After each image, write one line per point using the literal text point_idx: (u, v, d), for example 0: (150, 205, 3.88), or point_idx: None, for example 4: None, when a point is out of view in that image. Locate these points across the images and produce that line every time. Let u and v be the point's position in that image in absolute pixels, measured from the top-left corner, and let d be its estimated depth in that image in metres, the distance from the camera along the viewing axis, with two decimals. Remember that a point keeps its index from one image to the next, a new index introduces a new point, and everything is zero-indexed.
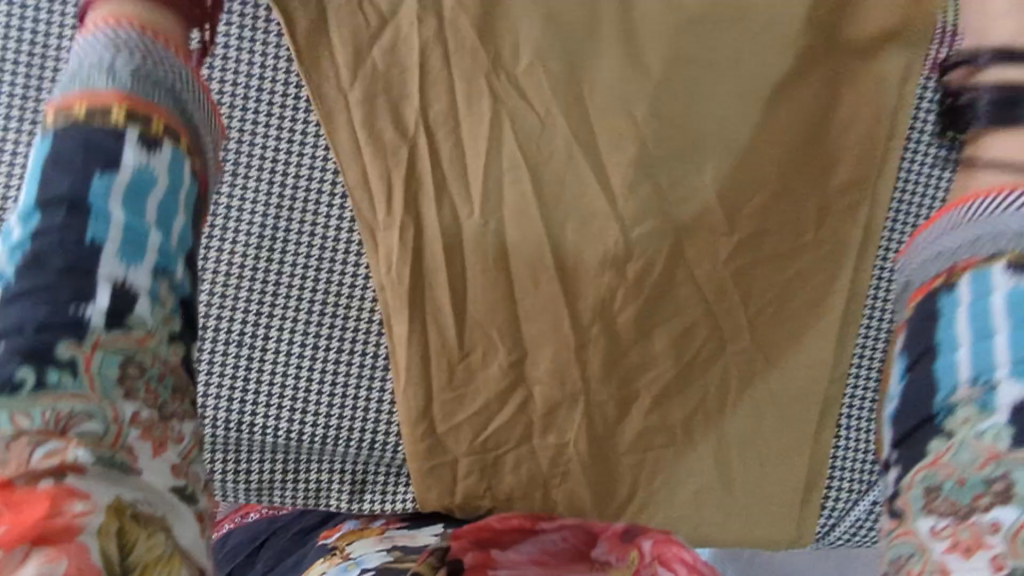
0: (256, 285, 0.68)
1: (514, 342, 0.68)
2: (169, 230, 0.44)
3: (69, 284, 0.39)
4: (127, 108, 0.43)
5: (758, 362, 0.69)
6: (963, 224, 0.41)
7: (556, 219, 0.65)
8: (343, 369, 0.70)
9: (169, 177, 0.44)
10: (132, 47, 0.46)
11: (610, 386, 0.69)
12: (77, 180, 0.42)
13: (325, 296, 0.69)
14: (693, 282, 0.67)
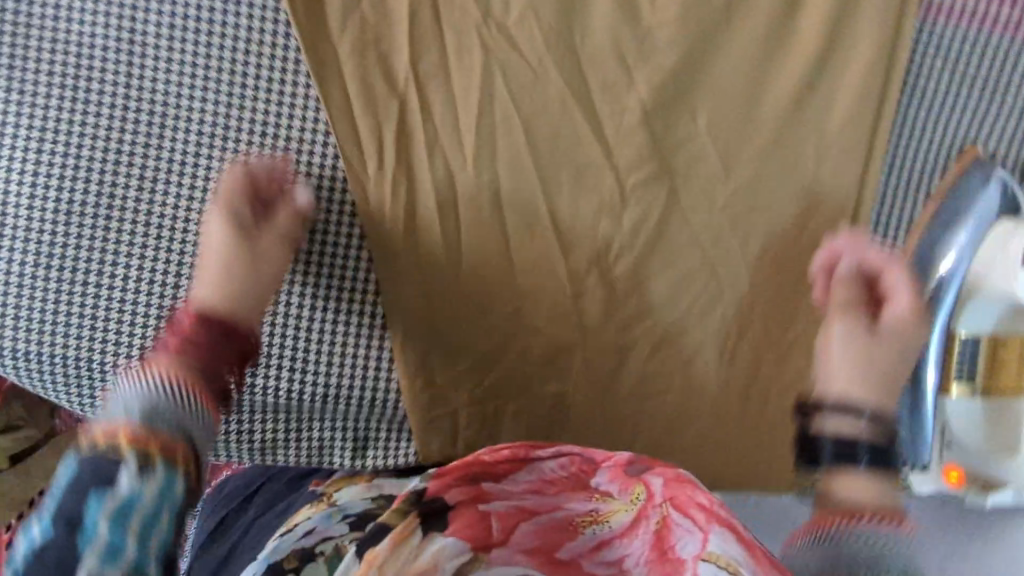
0: None
1: (511, 293, 0.68)
2: (153, 539, 0.44)
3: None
4: (128, 443, 0.45)
5: (755, 307, 0.68)
6: (826, 544, 0.52)
7: (551, 170, 0.65)
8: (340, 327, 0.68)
9: (157, 499, 0.45)
10: (156, 389, 0.48)
11: (608, 331, 0.69)
12: (77, 501, 0.44)
13: (320, 253, 0.66)
14: (689, 229, 0.66)
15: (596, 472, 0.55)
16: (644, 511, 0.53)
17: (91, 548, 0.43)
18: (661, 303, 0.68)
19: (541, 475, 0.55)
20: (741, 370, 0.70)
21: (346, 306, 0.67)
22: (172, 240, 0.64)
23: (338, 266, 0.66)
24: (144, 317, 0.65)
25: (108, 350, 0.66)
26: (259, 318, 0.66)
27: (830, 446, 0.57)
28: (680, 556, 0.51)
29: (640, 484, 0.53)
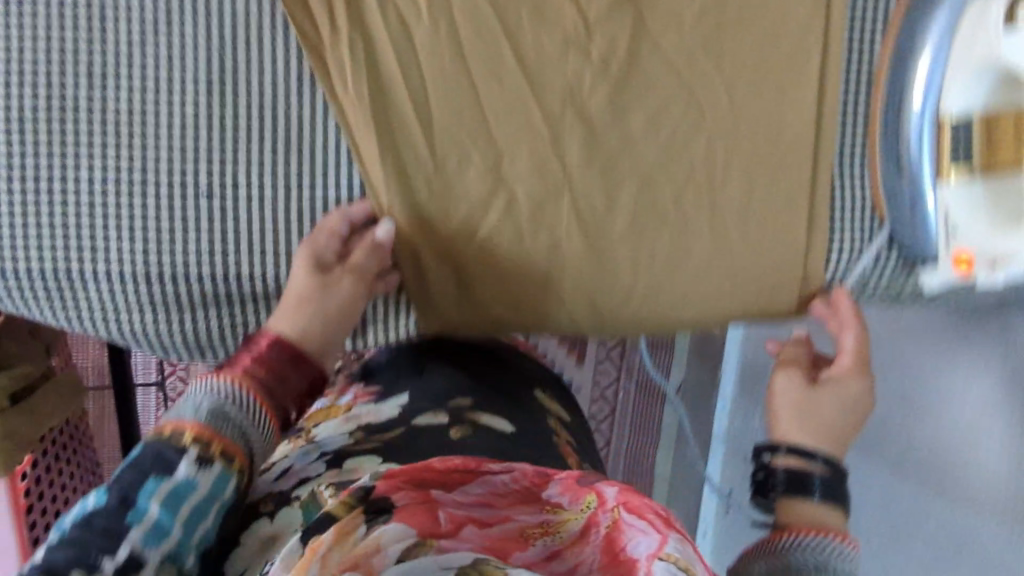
0: (213, 127, 0.65)
1: (487, 145, 0.66)
2: (198, 531, 0.45)
3: (97, 537, 0.42)
4: (195, 434, 0.47)
5: (741, 129, 0.67)
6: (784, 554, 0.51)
7: (511, 12, 0.64)
8: (316, 201, 0.66)
9: (211, 490, 0.46)
10: (223, 393, 0.50)
11: (593, 173, 0.67)
12: (136, 476, 0.45)
13: (284, 121, 0.65)
14: (660, 53, 0.65)
15: (547, 483, 0.42)
16: (596, 520, 0.40)
17: (140, 521, 0.43)
18: (643, 135, 0.66)
19: (492, 491, 0.41)
20: (735, 195, 0.68)
21: (320, 177, 0.66)
22: (131, 125, 0.64)
23: (304, 135, 0.66)
24: (118, 213, 0.64)
25: (83, 251, 0.64)
26: (230, 198, 0.65)
27: (784, 477, 0.59)
28: (632, 560, 0.38)
29: (591, 491, 0.41)
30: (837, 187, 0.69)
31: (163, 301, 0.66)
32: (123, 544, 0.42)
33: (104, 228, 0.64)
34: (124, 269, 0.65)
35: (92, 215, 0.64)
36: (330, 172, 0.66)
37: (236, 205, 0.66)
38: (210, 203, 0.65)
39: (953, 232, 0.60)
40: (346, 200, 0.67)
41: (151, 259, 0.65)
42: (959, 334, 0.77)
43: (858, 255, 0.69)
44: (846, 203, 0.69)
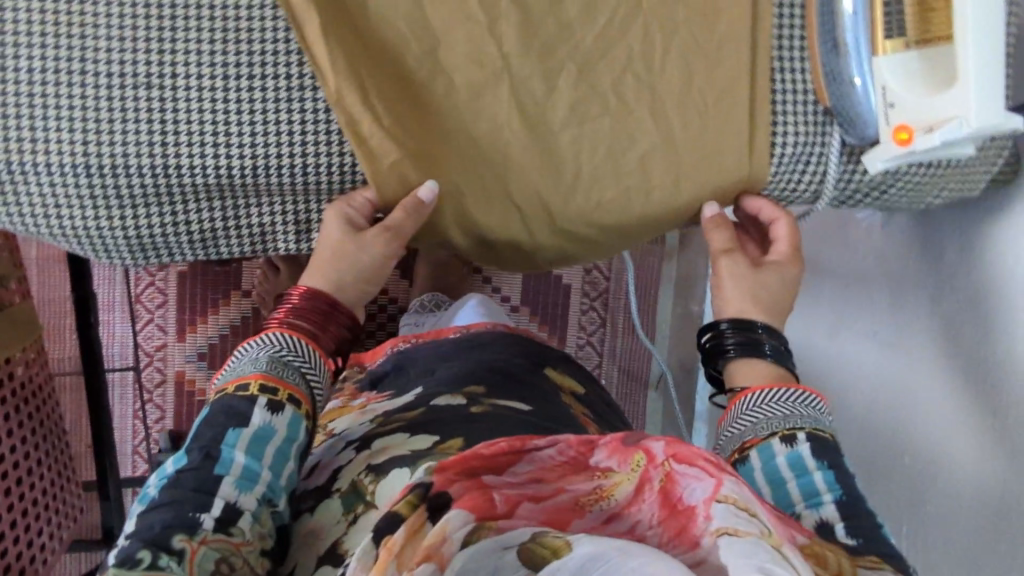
0: (152, 22, 0.64)
1: (423, 33, 0.66)
2: (279, 473, 0.57)
3: (193, 500, 0.53)
4: (260, 381, 0.60)
5: (678, 11, 0.69)
6: (756, 406, 0.62)
7: None
8: (257, 89, 0.66)
9: (283, 431, 0.59)
10: (278, 346, 0.63)
11: (530, 59, 0.67)
12: (218, 432, 0.57)
13: (220, 9, 0.65)
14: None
15: (592, 450, 0.45)
16: (648, 477, 0.44)
17: (229, 471, 0.55)
18: (581, 22, 0.68)
19: (540, 466, 0.45)
20: (674, 76, 0.69)
21: (259, 64, 0.66)
22: (69, 12, 0.63)
23: (241, 22, 0.66)
24: (54, 106, 0.64)
25: (19, 142, 0.64)
26: (167, 84, 0.65)
27: (732, 339, 0.68)
28: (690, 506, 0.43)
29: (639, 451, 0.44)
30: (776, 71, 0.70)
31: (105, 191, 0.66)
32: (219, 495, 0.54)
33: (36, 113, 0.63)
34: (60, 156, 0.64)
35: (21, 99, 0.63)
36: (269, 59, 0.66)
37: (174, 92, 0.65)
38: (148, 92, 0.65)
39: (891, 104, 0.63)
40: (286, 90, 0.67)
41: (89, 147, 0.64)
42: (931, 240, 0.81)
43: (808, 145, 0.71)
44: (786, 88, 0.70)
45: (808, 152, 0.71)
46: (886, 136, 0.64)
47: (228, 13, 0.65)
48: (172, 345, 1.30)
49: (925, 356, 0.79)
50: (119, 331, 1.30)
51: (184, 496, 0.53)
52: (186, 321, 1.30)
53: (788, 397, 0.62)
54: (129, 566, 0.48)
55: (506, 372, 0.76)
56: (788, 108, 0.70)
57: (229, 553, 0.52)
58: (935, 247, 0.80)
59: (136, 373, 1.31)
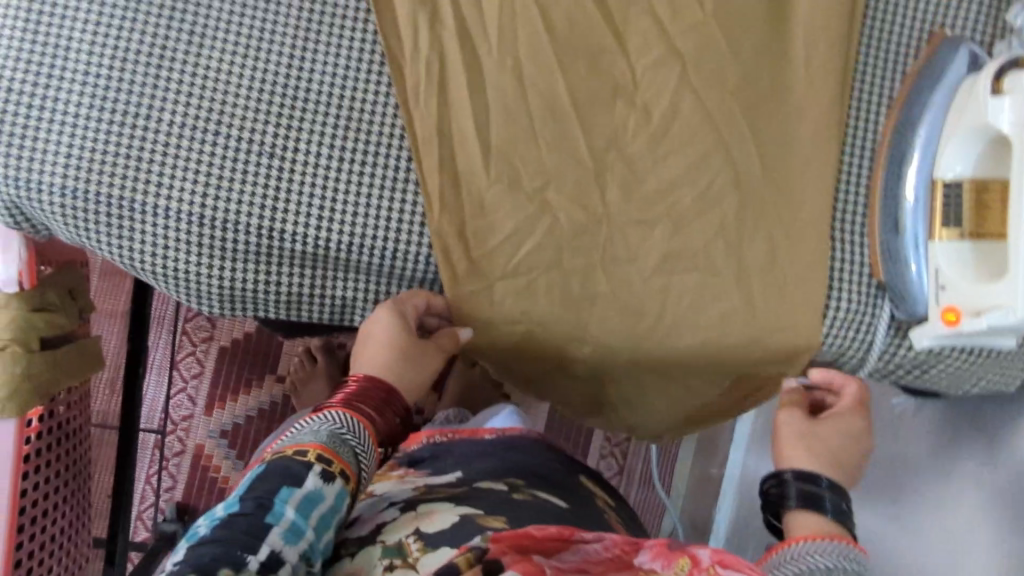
0: (287, 104, 0.73)
1: (537, 169, 0.74)
2: (321, 536, 0.57)
3: (241, 541, 0.53)
4: (318, 452, 0.59)
5: (768, 194, 0.75)
6: (792, 560, 0.58)
7: (568, 58, 0.74)
8: (367, 176, 0.74)
9: (332, 500, 0.59)
10: (338, 422, 0.62)
11: (628, 209, 0.75)
12: (271, 487, 0.57)
13: (349, 104, 0.74)
14: (702, 109, 0.74)
15: (637, 553, 0.48)
16: None
17: (278, 522, 0.55)
18: (680, 182, 0.74)
19: (585, 557, 0.49)
20: (756, 241, 0.75)
21: (372, 154, 0.74)
22: (216, 85, 0.72)
23: (363, 116, 0.74)
24: (185, 158, 0.71)
25: (145, 185, 0.71)
26: (288, 158, 0.73)
27: (795, 488, 0.65)
28: None
29: (685, 556, 0.46)
30: (836, 238, 0.75)
31: (209, 240, 0.72)
32: (267, 543, 0.54)
33: (168, 162, 0.71)
34: (179, 203, 0.71)
35: (157, 147, 0.71)
36: (381, 151, 0.74)
37: (293, 165, 0.73)
38: (270, 161, 0.72)
39: (943, 286, 0.68)
40: (393, 179, 0.74)
41: (206, 198, 0.72)
42: (966, 434, 0.84)
43: (864, 318, 0.76)
44: (844, 258, 0.75)
45: (857, 322, 0.76)
46: (936, 315, 0.69)
47: (352, 106, 0.74)
48: (198, 417, 1.33)
49: (945, 540, 0.81)
50: (152, 397, 1.33)
51: (234, 535, 0.53)
52: (217, 395, 1.33)
53: (828, 549, 0.58)
54: None
55: (542, 473, 0.79)
56: (845, 280, 0.75)
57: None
58: (967, 438, 0.83)
59: (159, 440, 1.33)
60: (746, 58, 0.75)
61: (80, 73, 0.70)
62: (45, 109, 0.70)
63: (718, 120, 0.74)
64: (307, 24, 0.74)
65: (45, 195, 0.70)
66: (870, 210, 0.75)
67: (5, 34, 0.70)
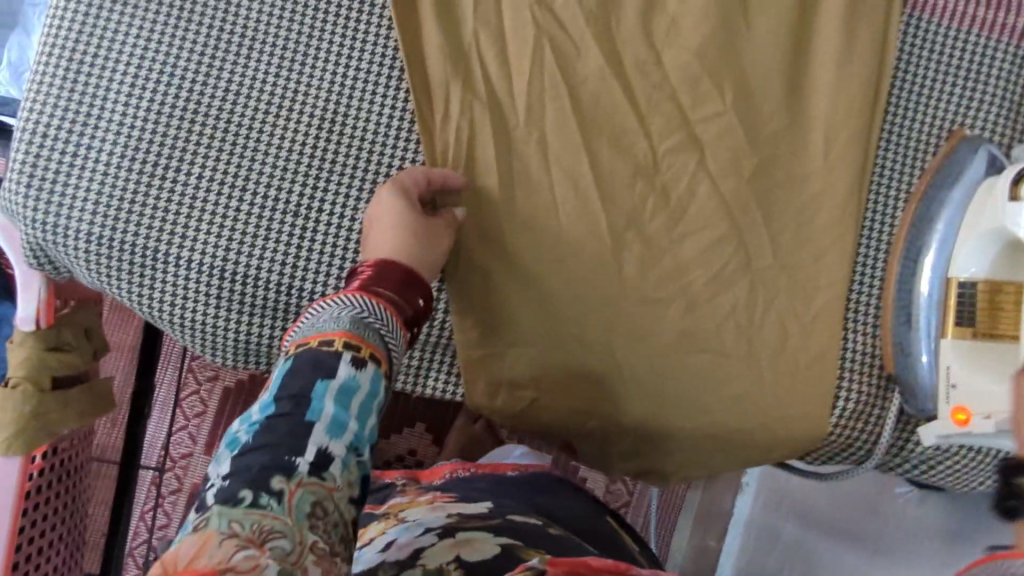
0: (315, 161, 0.74)
1: (555, 241, 0.75)
2: (363, 425, 0.56)
3: (287, 443, 0.51)
4: (345, 340, 0.58)
5: (782, 279, 0.76)
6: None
7: (592, 136, 0.75)
8: None
9: (365, 386, 0.57)
10: (360, 306, 0.60)
11: (645, 286, 0.75)
12: (306, 382, 0.55)
13: (376, 166, 0.75)
14: (717, 196, 0.75)
15: None
16: None
17: (319, 419, 0.53)
18: (695, 264, 0.75)
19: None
20: (768, 326, 0.75)
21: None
22: (247, 141, 0.73)
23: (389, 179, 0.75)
24: (211, 210, 0.72)
25: (170, 234, 0.72)
26: (313, 216, 0.73)
27: None
28: None
29: None
30: (851, 325, 0.76)
31: (228, 291, 0.73)
32: (313, 441, 0.52)
33: (194, 213, 0.72)
34: (202, 254, 0.72)
35: (185, 198, 0.72)
36: None
37: (317, 222, 0.73)
38: (294, 217, 0.73)
39: (954, 384, 0.69)
40: None
41: (229, 250, 0.72)
42: None
43: (872, 407, 0.76)
44: (857, 346, 0.76)
45: (870, 413, 0.76)
46: (945, 413, 0.69)
47: (379, 169, 0.75)
48: (199, 456, 1.33)
49: None
50: (154, 432, 1.33)
51: (277, 439, 0.51)
52: (217, 435, 1.33)
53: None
54: (232, 502, 0.47)
55: (564, 519, 0.80)
56: (855, 370, 0.76)
57: (324, 496, 0.50)
58: None
59: (157, 476, 1.33)
60: (766, 147, 0.76)
61: (116, 123, 0.72)
62: (79, 156, 0.72)
63: (734, 205, 0.75)
64: (342, 87, 0.75)
65: (71, 240, 0.71)
66: (883, 301, 0.76)
67: (48, 82, 0.72)
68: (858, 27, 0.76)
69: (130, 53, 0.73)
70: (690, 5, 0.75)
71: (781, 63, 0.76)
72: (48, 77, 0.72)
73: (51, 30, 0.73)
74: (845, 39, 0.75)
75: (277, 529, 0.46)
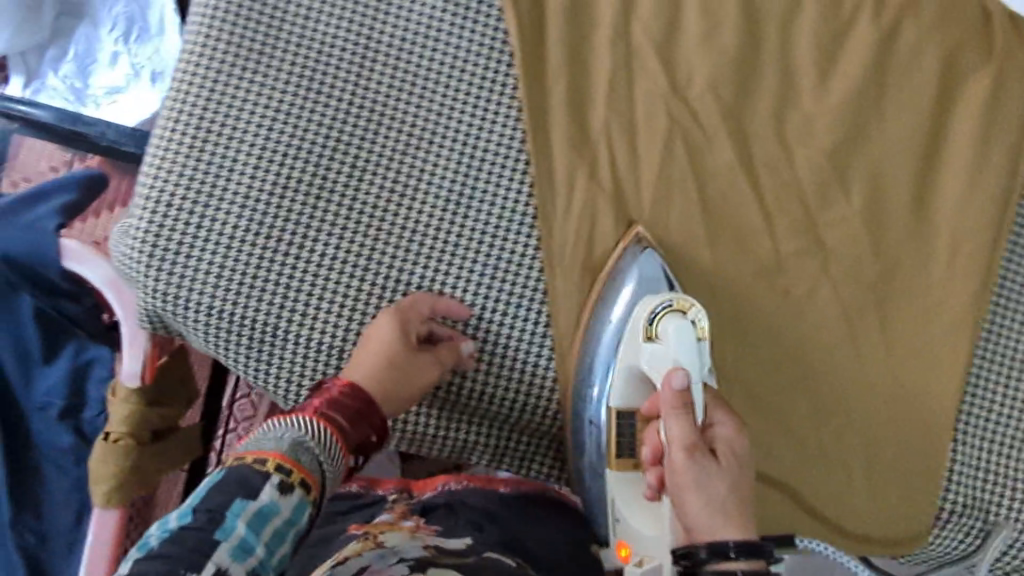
0: (437, 246, 0.73)
1: None
2: (275, 551, 0.52)
3: (187, 557, 0.47)
4: (278, 461, 0.55)
5: (890, 383, 0.76)
6: None
7: (717, 233, 0.74)
8: (507, 324, 0.74)
9: (289, 513, 0.53)
10: (304, 429, 0.58)
11: (755, 382, 0.76)
12: (223, 499, 0.52)
13: (499, 252, 0.73)
14: (837, 300, 0.76)
15: None
16: None
17: (227, 538, 0.50)
18: (809, 364, 0.76)
19: None
20: (874, 429, 0.77)
21: (513, 305, 0.73)
22: (368, 223, 0.72)
23: (510, 267, 0.73)
24: (331, 292, 0.71)
25: (289, 315, 0.71)
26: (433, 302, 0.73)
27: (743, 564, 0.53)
28: None
29: None
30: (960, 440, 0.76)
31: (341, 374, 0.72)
32: (213, 556, 0.48)
33: (313, 294, 0.71)
34: (320, 335, 0.71)
35: (304, 279, 0.71)
36: (524, 303, 0.73)
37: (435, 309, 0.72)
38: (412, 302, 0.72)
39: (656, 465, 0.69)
40: (529, 333, 0.74)
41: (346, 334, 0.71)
42: None
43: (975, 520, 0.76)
44: (967, 464, 0.76)
45: (974, 526, 0.77)
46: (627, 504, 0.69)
47: (502, 256, 0.73)
48: None
49: None
50: None
51: (180, 551, 0.47)
52: None
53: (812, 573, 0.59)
54: None
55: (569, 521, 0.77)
56: (964, 484, 0.76)
57: None
58: None
59: None
60: (885, 253, 0.76)
61: (244, 196, 0.71)
62: (202, 230, 0.70)
63: (850, 309, 0.76)
64: (469, 171, 0.73)
65: (190, 313, 0.71)
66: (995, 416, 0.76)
67: (176, 149, 0.71)
68: (990, 136, 0.75)
69: (258, 126, 0.71)
70: (824, 104, 0.75)
71: (911, 168, 0.76)
72: (179, 143, 0.71)
73: (178, 100, 0.72)
74: (978, 145, 0.75)
75: None
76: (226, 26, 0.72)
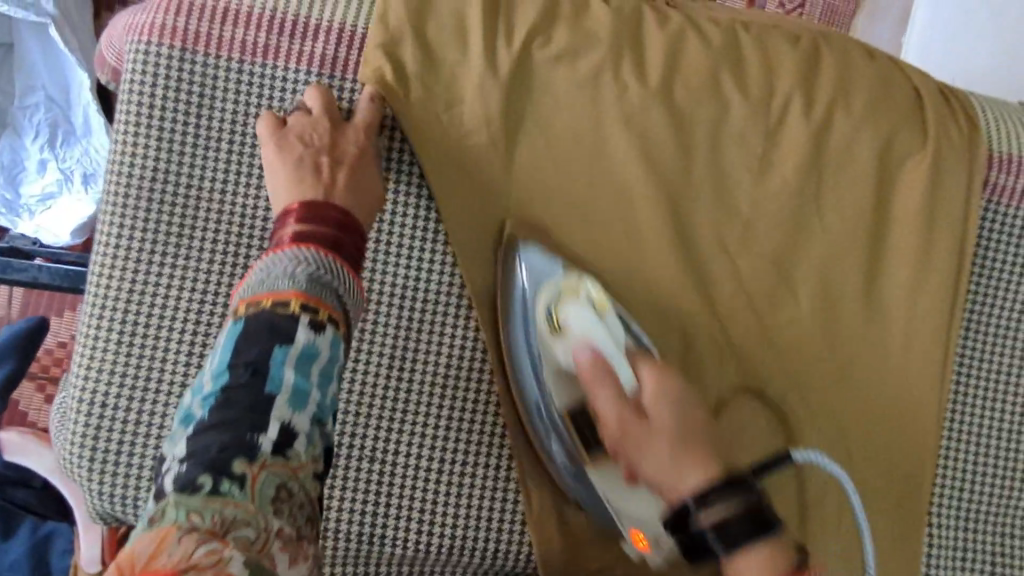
0: (388, 405, 0.69)
1: None
2: (325, 392, 0.47)
3: (247, 420, 0.42)
4: (302, 300, 0.48)
5: (868, 461, 0.74)
6: None
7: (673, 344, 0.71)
8: (468, 474, 0.71)
9: (326, 348, 0.48)
10: (314, 263, 0.51)
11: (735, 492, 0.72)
12: (261, 349, 0.45)
13: (450, 402, 0.70)
14: (805, 389, 0.73)
15: None
16: None
17: (281, 389, 0.44)
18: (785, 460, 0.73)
19: None
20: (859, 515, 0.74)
21: (471, 455, 0.71)
22: None
23: (463, 416, 0.70)
24: None
25: None
26: (392, 463, 0.69)
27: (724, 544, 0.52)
28: None
29: None
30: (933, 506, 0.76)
31: None
32: (275, 416, 0.43)
33: None
34: None
35: None
36: (482, 451, 0.71)
37: (394, 470, 0.69)
38: (370, 465, 0.69)
39: None
40: (492, 480, 0.71)
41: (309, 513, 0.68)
42: None
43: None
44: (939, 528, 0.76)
45: None
46: None
47: (454, 404, 0.70)
48: None
49: None
50: None
51: (233, 417, 0.42)
52: None
53: None
54: (188, 492, 0.38)
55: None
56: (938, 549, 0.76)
57: (288, 483, 0.42)
58: None
59: None
60: (847, 335, 0.74)
61: (178, 383, 0.67)
62: (142, 426, 0.66)
63: (819, 394, 0.73)
64: (412, 323, 0.70)
65: (142, 511, 0.67)
66: (959, 474, 0.77)
67: (100, 347, 0.66)
68: (935, 207, 0.74)
69: (185, 308, 0.67)
70: (765, 197, 0.72)
71: (860, 246, 0.73)
72: (101, 338, 0.66)
73: (92, 288, 0.67)
74: (924, 231, 0.74)
75: (240, 520, 0.38)
76: (134, 206, 0.66)
